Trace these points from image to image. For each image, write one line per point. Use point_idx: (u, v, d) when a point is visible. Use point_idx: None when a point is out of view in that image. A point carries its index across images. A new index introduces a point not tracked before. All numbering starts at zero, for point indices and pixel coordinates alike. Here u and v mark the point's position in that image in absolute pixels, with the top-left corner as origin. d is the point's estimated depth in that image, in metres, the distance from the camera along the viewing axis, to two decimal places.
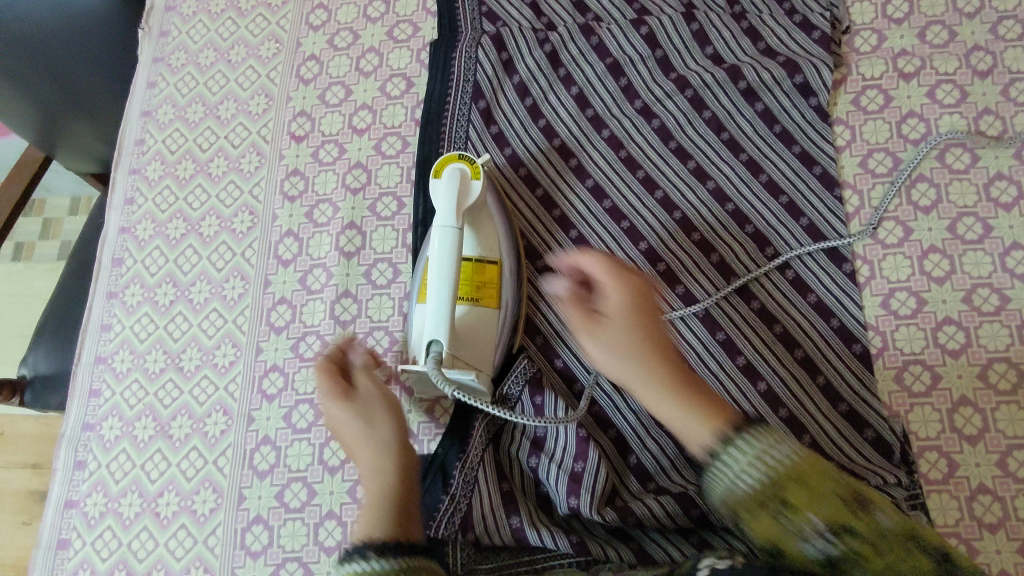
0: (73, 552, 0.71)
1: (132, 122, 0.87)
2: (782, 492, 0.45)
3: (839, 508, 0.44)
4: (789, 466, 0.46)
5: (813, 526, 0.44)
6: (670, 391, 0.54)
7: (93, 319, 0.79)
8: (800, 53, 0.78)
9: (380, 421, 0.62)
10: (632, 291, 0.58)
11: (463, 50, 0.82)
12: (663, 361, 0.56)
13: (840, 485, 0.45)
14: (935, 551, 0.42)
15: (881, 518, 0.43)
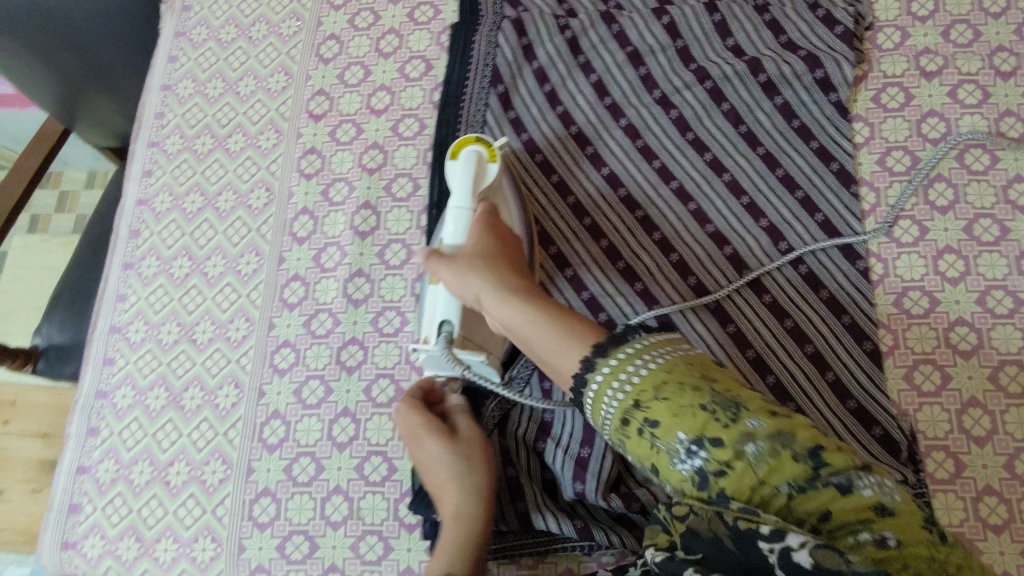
0: (84, 517, 0.72)
1: (152, 95, 0.88)
2: (648, 413, 0.44)
3: (704, 421, 0.43)
4: (656, 385, 0.45)
5: (679, 445, 0.43)
6: (517, 300, 0.55)
7: (109, 290, 0.80)
8: (822, 48, 0.77)
9: (474, 468, 0.63)
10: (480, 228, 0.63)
11: (483, 34, 0.82)
12: (514, 279, 0.58)
13: (705, 395, 0.43)
14: (806, 455, 0.41)
15: (750, 424, 0.42)
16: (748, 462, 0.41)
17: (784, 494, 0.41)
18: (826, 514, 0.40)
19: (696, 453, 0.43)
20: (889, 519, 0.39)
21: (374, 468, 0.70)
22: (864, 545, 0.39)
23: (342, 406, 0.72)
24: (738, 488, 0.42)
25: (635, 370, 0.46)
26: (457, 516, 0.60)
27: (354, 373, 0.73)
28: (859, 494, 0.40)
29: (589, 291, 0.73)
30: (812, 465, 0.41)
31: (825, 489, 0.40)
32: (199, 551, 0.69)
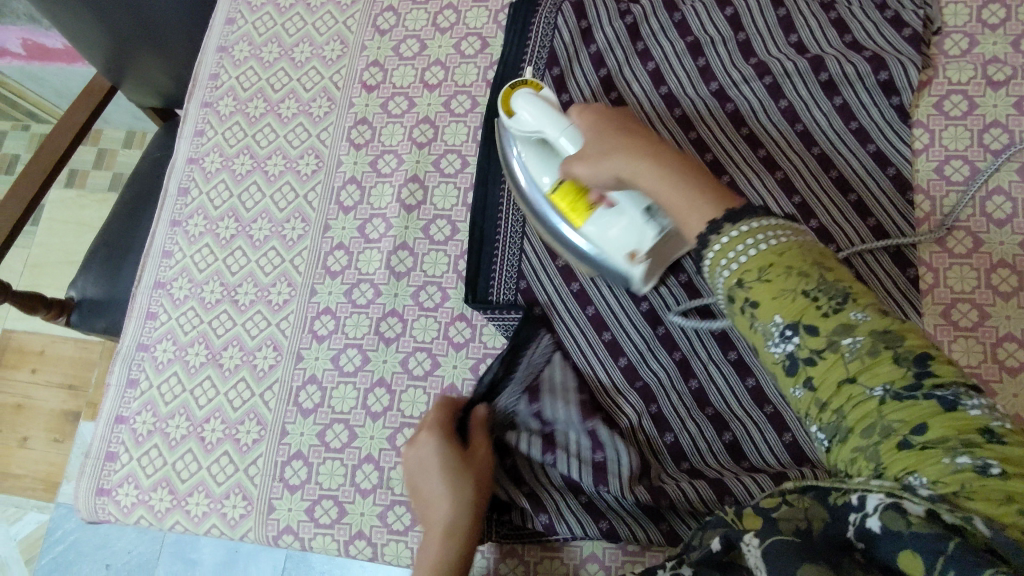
0: (119, 465, 0.74)
1: (208, 56, 0.88)
2: (749, 293, 0.41)
3: (805, 306, 0.39)
4: (765, 262, 0.41)
5: (775, 327, 0.40)
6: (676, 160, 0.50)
7: (156, 245, 0.81)
8: (888, 50, 0.76)
9: (478, 482, 0.60)
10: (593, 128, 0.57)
11: (543, 15, 0.82)
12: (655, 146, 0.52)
13: (813, 280, 0.40)
14: (908, 359, 0.36)
15: (854, 315, 0.38)
16: (840, 354, 0.38)
17: (874, 398, 0.36)
18: (921, 426, 0.35)
19: (790, 338, 0.40)
20: (996, 448, 0.33)
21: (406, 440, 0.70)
22: (959, 471, 0.33)
23: (379, 376, 0.73)
24: (825, 381, 0.38)
25: (745, 248, 0.42)
26: (450, 528, 0.58)
27: (392, 344, 0.73)
28: (963, 414, 0.34)
29: None
30: (912, 371, 0.36)
31: (923, 400, 0.35)
32: (229, 508, 0.70)
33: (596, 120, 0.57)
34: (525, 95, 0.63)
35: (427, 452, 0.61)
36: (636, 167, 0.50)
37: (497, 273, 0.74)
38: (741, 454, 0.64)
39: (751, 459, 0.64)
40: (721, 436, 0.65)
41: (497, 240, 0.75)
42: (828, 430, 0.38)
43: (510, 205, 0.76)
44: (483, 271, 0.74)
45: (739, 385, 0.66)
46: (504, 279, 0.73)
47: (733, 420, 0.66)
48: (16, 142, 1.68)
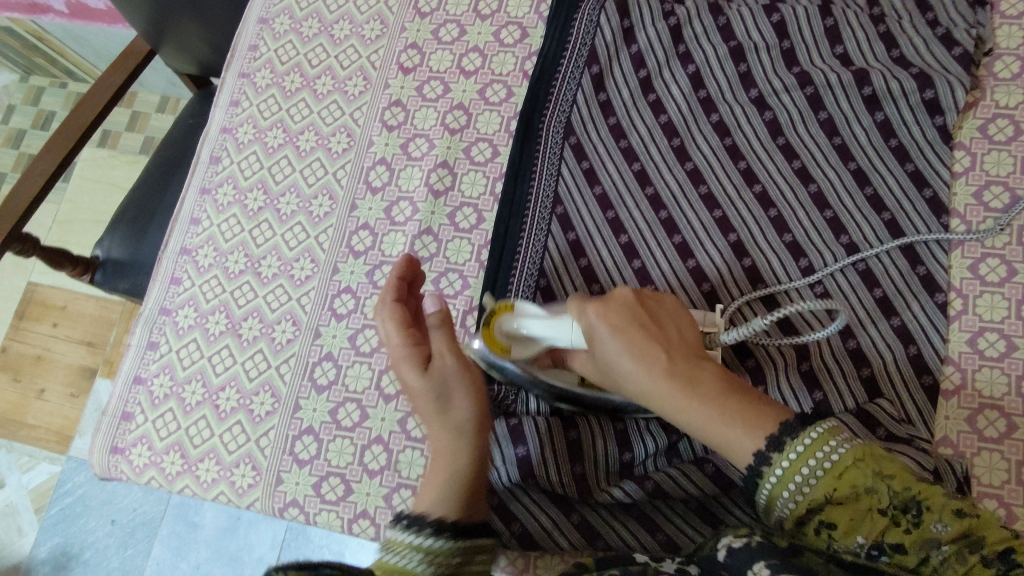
0: (135, 425, 0.75)
1: (249, 27, 0.89)
2: (825, 519, 0.45)
3: (886, 524, 0.43)
4: (828, 493, 0.44)
5: (859, 548, 0.44)
6: (698, 392, 0.50)
7: (185, 212, 0.82)
8: (936, 68, 0.74)
9: (458, 397, 0.57)
10: (595, 327, 0.56)
11: (586, 11, 0.81)
12: (665, 362, 0.52)
13: (884, 497, 0.44)
14: (990, 555, 0.42)
15: (935, 528, 0.43)
16: (932, 565, 0.43)
17: None
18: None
19: (878, 557, 0.44)
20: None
21: (417, 424, 0.71)
22: None
23: None
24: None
25: (807, 474, 0.44)
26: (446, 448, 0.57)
27: None
28: None
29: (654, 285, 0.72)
30: (998, 564, 0.42)
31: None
32: (238, 476, 0.71)
33: (603, 318, 0.56)
34: (507, 327, 0.64)
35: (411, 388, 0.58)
36: (659, 400, 0.52)
37: (518, 271, 0.73)
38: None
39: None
40: None
41: (521, 233, 0.74)
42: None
43: (538, 199, 0.76)
44: (503, 268, 0.73)
45: None
46: (523, 274, 0.73)
47: None
48: (55, 99, 1.71)
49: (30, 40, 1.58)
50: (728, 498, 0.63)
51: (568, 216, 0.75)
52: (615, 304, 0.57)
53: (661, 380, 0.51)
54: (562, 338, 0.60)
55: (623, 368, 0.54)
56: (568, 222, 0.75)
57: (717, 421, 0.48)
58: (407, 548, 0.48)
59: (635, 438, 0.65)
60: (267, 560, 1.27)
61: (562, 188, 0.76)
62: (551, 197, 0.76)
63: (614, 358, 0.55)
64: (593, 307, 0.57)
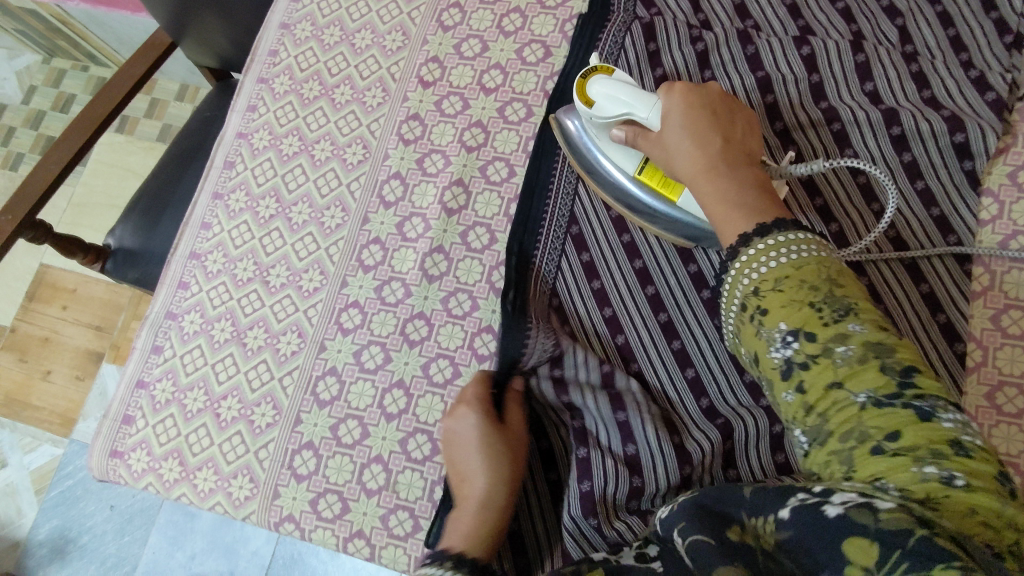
0: (135, 429, 0.75)
1: (270, 31, 0.88)
2: (763, 301, 0.46)
3: (808, 315, 0.43)
4: (776, 277, 0.46)
5: (778, 334, 0.44)
6: (725, 180, 0.54)
7: (196, 216, 0.82)
8: (967, 112, 0.72)
9: (513, 462, 0.62)
10: (672, 105, 0.59)
11: (611, 32, 0.79)
12: (713, 150, 0.56)
13: (823, 295, 0.43)
14: (896, 370, 0.40)
15: (851, 327, 0.41)
16: (833, 360, 0.41)
17: (857, 403, 0.39)
18: (893, 433, 0.38)
19: (791, 343, 0.43)
20: (962, 459, 0.36)
21: (417, 446, 0.70)
22: (925, 480, 0.35)
23: (398, 377, 0.72)
24: (814, 385, 0.41)
25: (769, 261, 0.47)
26: (484, 500, 0.60)
27: (416, 347, 0.73)
28: (937, 424, 0.37)
29: (666, 313, 0.70)
30: (897, 380, 0.39)
31: (901, 410, 0.38)
32: (236, 488, 0.71)
33: (683, 104, 0.59)
34: (600, 83, 0.65)
35: (461, 433, 0.63)
36: (693, 180, 0.56)
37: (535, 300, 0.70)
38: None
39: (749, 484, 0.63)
40: (728, 473, 0.64)
41: (535, 251, 0.73)
42: (810, 433, 0.41)
43: (554, 217, 0.74)
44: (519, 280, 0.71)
45: (765, 428, 0.64)
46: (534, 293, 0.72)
47: (745, 463, 0.64)
48: (75, 82, 1.71)
49: (54, 24, 1.57)
50: None
51: (583, 236, 0.73)
52: (700, 96, 0.59)
53: (702, 162, 0.56)
54: (641, 111, 0.62)
55: (676, 151, 0.58)
56: (583, 242, 0.73)
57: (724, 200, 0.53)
58: None
59: (649, 459, 0.63)
60: (262, 553, 1.27)
61: (578, 207, 0.75)
62: (567, 217, 0.74)
63: (675, 136, 0.58)
64: (682, 93, 0.59)
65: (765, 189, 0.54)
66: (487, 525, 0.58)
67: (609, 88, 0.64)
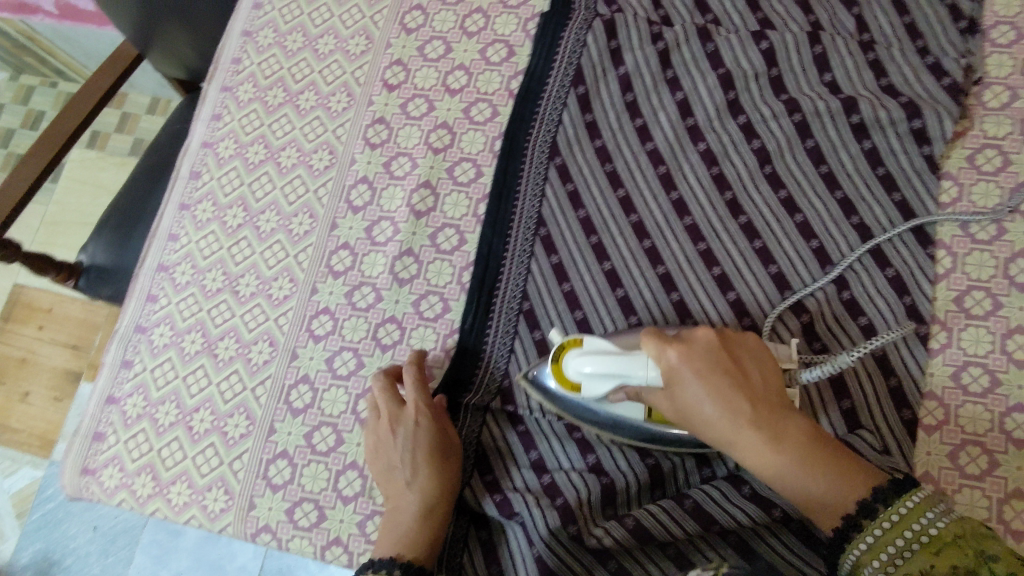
0: (106, 446, 0.74)
1: (232, 39, 0.88)
2: None
3: None
4: (925, 565, 0.46)
5: None
6: (803, 462, 0.51)
7: (163, 228, 0.81)
8: (924, 98, 0.73)
9: (452, 470, 0.65)
10: (696, 390, 0.52)
11: (572, 31, 0.80)
12: (766, 430, 0.51)
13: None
14: None
15: None
16: None
17: None
18: None
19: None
20: None
21: None
22: None
23: (371, 382, 0.72)
24: None
25: (902, 550, 0.48)
26: (422, 507, 0.62)
27: (388, 351, 0.73)
28: None
29: (638, 315, 0.70)
30: None
31: None
32: (210, 501, 0.70)
33: (697, 377, 0.52)
34: (573, 365, 0.58)
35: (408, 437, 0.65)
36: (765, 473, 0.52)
37: (494, 327, 0.71)
38: (739, 479, 0.63)
39: (721, 476, 0.65)
40: (699, 469, 0.65)
41: (505, 255, 0.73)
42: None
43: (522, 219, 0.74)
44: (483, 302, 0.72)
45: None
46: (505, 300, 0.72)
47: (714, 456, 0.65)
48: (44, 99, 1.68)
49: (20, 41, 1.55)
50: (704, 539, 0.62)
51: (552, 239, 0.73)
52: (700, 356, 0.52)
53: (749, 437, 0.51)
54: (635, 377, 0.54)
55: (704, 417, 0.52)
56: (551, 245, 0.73)
57: (794, 472, 0.51)
58: None
59: (612, 464, 0.65)
60: (249, 569, 1.26)
61: (545, 209, 0.74)
62: (534, 219, 0.74)
63: (699, 405, 0.52)
64: (683, 360, 0.52)
65: (817, 438, 0.52)
66: (422, 529, 0.62)
67: (584, 365, 0.57)
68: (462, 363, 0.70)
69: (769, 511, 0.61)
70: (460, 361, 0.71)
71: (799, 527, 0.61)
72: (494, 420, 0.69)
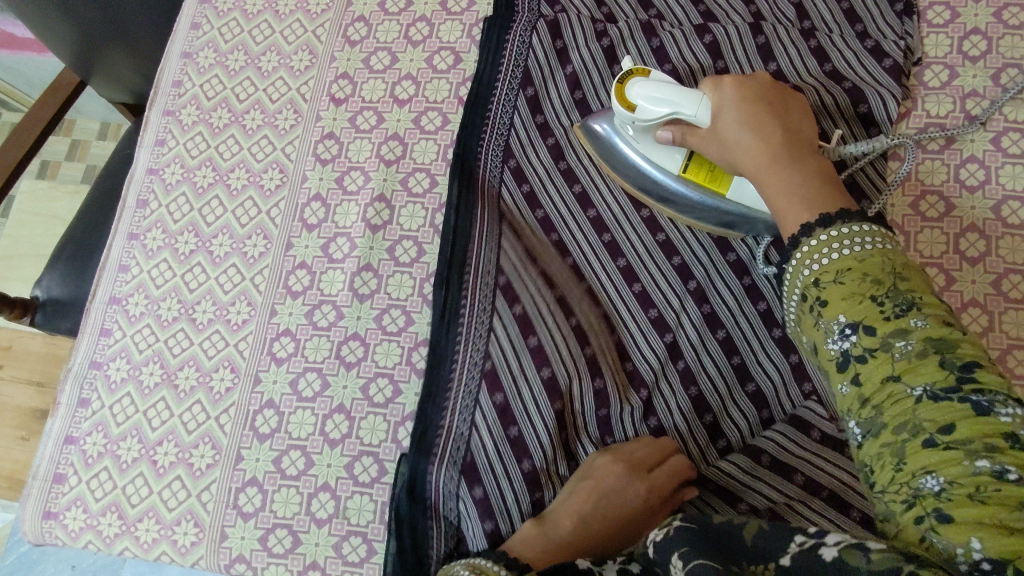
0: (67, 488, 0.71)
1: (172, 61, 0.86)
2: (822, 292, 0.46)
3: (870, 310, 0.43)
4: (841, 266, 0.45)
5: (837, 326, 0.44)
6: (801, 178, 0.53)
7: (113, 259, 0.79)
8: (867, 82, 0.74)
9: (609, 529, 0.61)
10: (733, 105, 0.58)
11: (517, 33, 0.79)
12: (780, 147, 0.55)
13: (887, 293, 0.43)
14: (954, 366, 0.39)
15: (914, 321, 0.41)
16: (891, 354, 0.41)
17: (913, 396, 0.40)
18: (948, 425, 0.38)
19: (849, 336, 0.43)
20: (1017, 452, 0.36)
21: (364, 469, 0.69)
22: (977, 472, 0.36)
23: (338, 402, 0.71)
24: (870, 378, 0.42)
25: (831, 249, 0.46)
26: (572, 547, 0.59)
27: (352, 369, 0.72)
28: (995, 418, 0.37)
29: (602, 310, 0.70)
30: (955, 375, 0.39)
31: (959, 404, 0.38)
32: (180, 535, 0.69)
33: (737, 99, 0.58)
34: (637, 87, 0.63)
35: (605, 479, 0.62)
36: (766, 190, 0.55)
37: (467, 324, 0.70)
38: (704, 480, 0.65)
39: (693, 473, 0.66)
40: None
41: (473, 255, 0.72)
42: (864, 425, 0.42)
43: (485, 210, 0.74)
44: (456, 304, 0.70)
45: (697, 420, 0.66)
46: (479, 297, 0.71)
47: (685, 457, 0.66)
48: None
49: None
50: None
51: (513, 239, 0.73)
52: (751, 88, 0.59)
53: (765, 149, 0.55)
54: (685, 108, 0.60)
55: (736, 140, 0.57)
56: (517, 232, 0.74)
57: (789, 183, 0.53)
58: None
59: None
60: None
61: (507, 198, 0.75)
62: (497, 210, 0.74)
63: (735, 130, 0.57)
64: (733, 86, 0.59)
65: (825, 178, 0.53)
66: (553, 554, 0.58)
67: (645, 90, 0.63)
68: (441, 357, 0.69)
69: (737, 506, 0.62)
70: (440, 358, 0.69)
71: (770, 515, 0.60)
72: (484, 422, 0.67)
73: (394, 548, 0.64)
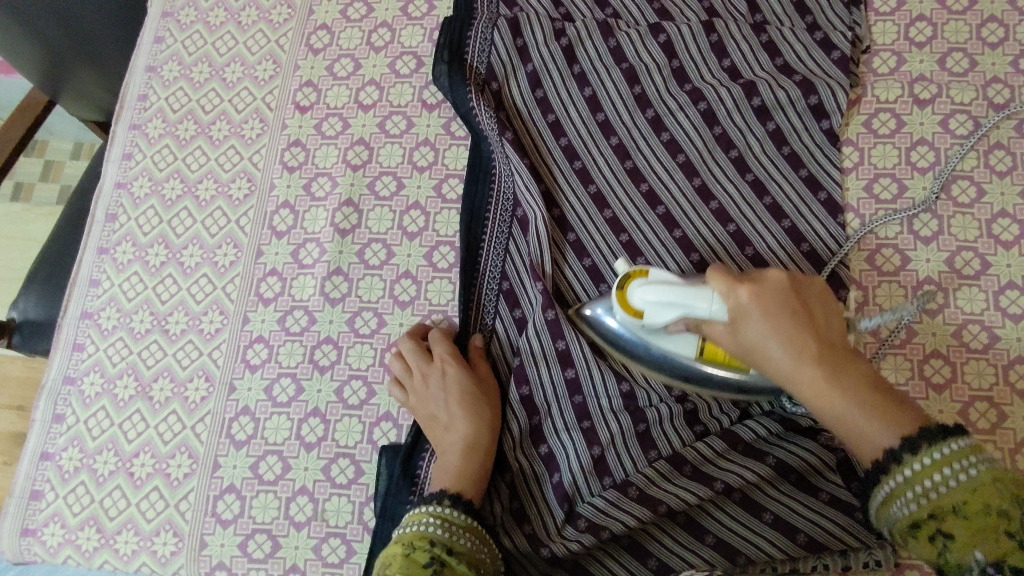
0: (45, 504, 0.72)
1: (136, 76, 0.86)
2: (942, 526, 0.44)
3: (1010, 546, 0.42)
4: (955, 501, 0.43)
5: (974, 562, 0.42)
6: (865, 396, 0.48)
7: (83, 274, 0.79)
8: (817, 73, 0.76)
9: (488, 409, 0.67)
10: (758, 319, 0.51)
11: (479, 28, 0.80)
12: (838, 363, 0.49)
13: (1016, 520, 0.42)
14: None
15: None
16: None
17: None
18: None
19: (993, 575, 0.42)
20: None
21: (341, 470, 0.69)
22: None
23: (313, 406, 0.71)
24: None
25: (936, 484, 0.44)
26: (470, 448, 0.64)
27: (326, 373, 0.72)
28: None
29: (572, 307, 0.71)
30: None
31: None
32: (159, 545, 0.69)
33: (758, 305, 0.51)
34: (640, 291, 0.58)
35: (433, 395, 0.67)
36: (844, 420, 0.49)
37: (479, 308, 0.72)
38: (679, 459, 0.63)
39: (668, 457, 0.64)
40: (647, 453, 0.64)
41: (484, 241, 0.73)
42: None
43: (499, 202, 0.75)
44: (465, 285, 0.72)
45: (672, 406, 0.65)
46: (486, 281, 0.72)
47: (659, 435, 0.64)
48: None
49: None
50: (656, 528, 0.64)
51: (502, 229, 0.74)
52: (768, 291, 0.51)
53: (812, 368, 0.49)
54: (699, 309, 0.53)
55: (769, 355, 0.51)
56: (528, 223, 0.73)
57: (859, 408, 0.48)
58: (427, 518, 0.57)
59: (564, 459, 0.65)
60: None
61: (519, 188, 0.74)
62: (511, 200, 0.75)
63: (761, 344, 0.51)
64: (749, 291, 0.51)
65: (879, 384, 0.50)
66: (472, 467, 0.63)
67: (650, 293, 0.57)
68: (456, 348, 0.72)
69: (711, 485, 0.62)
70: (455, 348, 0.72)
71: (741, 497, 0.63)
72: None
73: (374, 538, 0.64)
